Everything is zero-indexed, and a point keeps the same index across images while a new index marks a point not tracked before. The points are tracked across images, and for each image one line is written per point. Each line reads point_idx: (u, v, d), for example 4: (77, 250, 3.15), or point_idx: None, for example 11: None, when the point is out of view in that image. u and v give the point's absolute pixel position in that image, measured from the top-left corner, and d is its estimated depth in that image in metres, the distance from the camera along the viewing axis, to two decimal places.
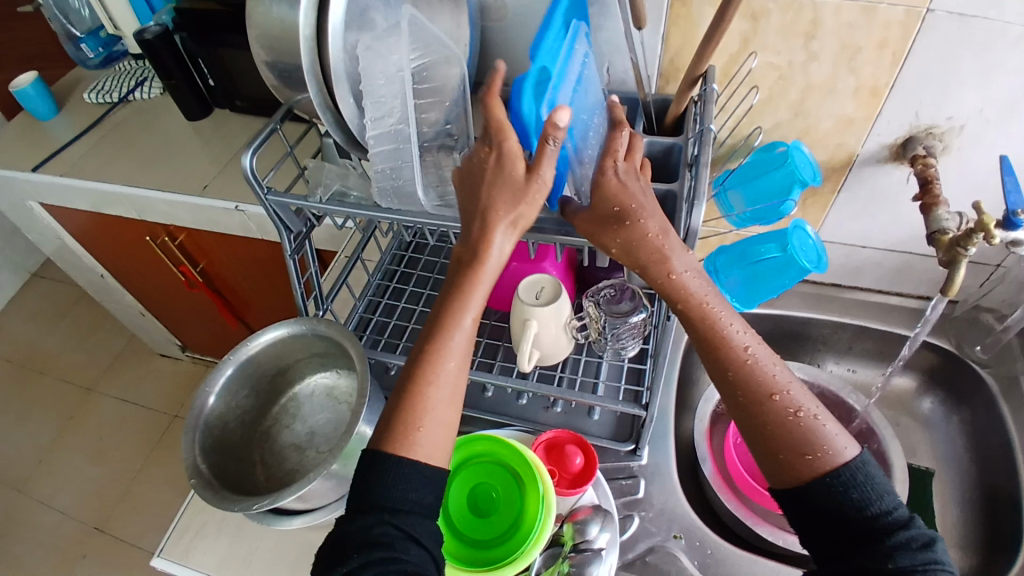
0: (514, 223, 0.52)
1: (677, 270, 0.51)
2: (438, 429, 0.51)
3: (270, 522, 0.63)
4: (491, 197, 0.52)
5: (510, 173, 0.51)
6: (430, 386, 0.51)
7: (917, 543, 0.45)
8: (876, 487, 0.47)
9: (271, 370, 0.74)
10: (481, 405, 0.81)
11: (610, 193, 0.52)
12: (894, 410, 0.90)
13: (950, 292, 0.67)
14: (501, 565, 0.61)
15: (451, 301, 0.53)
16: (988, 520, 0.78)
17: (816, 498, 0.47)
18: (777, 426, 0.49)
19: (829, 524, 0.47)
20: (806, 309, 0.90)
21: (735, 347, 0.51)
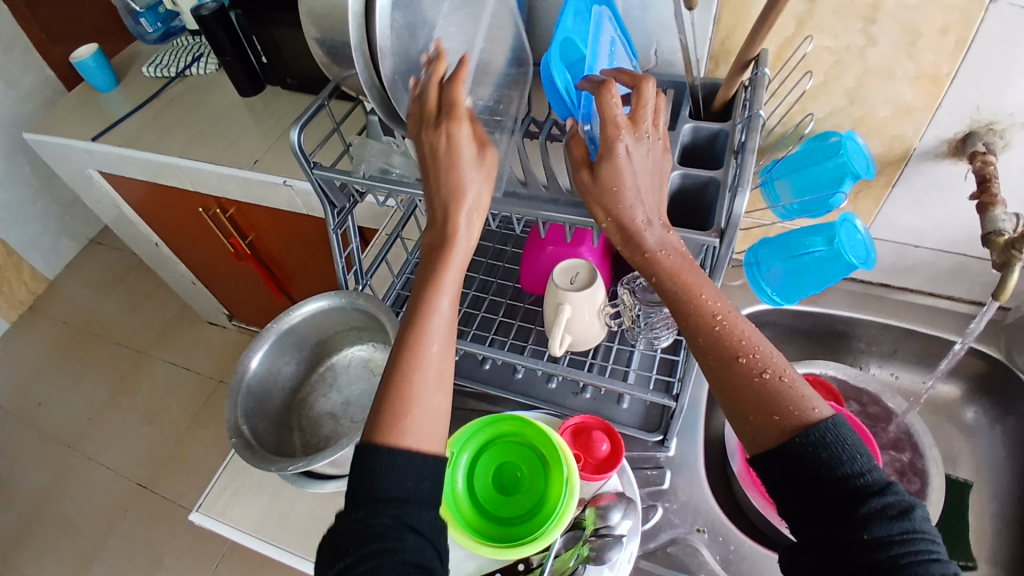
0: (473, 212, 0.56)
1: (651, 248, 0.52)
2: (426, 413, 0.51)
3: (302, 484, 0.66)
4: (450, 180, 0.55)
5: (462, 153, 0.55)
6: (415, 373, 0.52)
7: (895, 510, 0.42)
8: (848, 449, 0.44)
9: (312, 340, 0.76)
10: (511, 386, 0.81)
11: (609, 181, 0.52)
12: (936, 417, 0.87)
13: (1000, 296, 0.63)
14: (522, 543, 0.61)
15: (419, 296, 0.55)
16: None
17: (786, 460, 0.45)
18: (745, 387, 0.48)
19: (801, 489, 0.45)
20: (851, 307, 0.87)
21: (705, 312, 0.51)
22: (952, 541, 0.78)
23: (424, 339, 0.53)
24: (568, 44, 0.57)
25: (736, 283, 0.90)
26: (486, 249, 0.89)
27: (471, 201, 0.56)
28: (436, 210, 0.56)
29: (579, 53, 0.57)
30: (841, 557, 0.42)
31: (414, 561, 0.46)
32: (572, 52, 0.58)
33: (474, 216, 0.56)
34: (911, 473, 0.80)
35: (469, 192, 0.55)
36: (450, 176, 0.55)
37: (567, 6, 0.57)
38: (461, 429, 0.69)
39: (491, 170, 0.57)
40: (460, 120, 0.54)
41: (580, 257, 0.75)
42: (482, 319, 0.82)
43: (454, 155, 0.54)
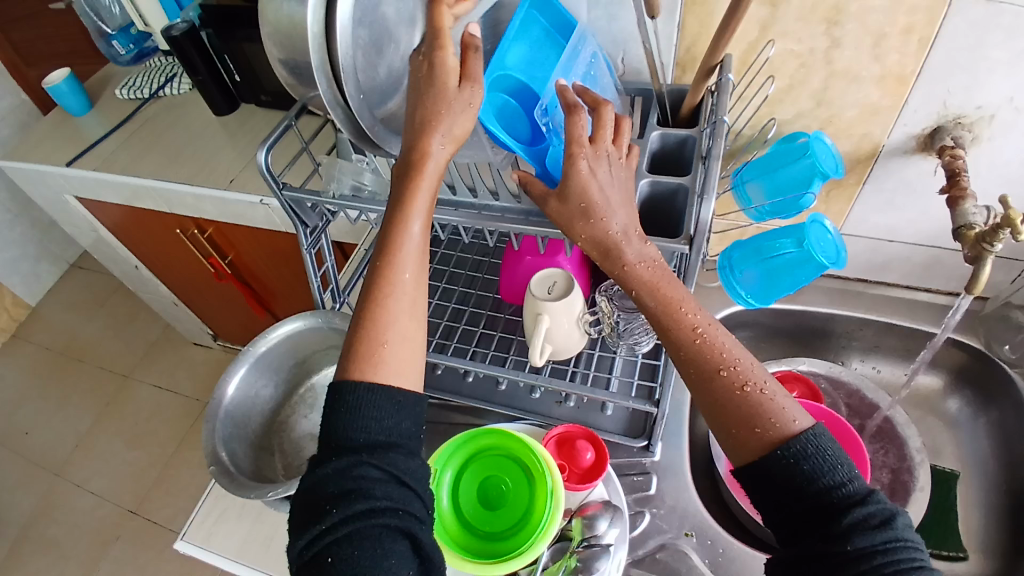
0: (450, 133, 0.51)
1: (630, 261, 0.51)
2: (400, 343, 0.51)
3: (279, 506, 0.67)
4: (426, 109, 0.51)
5: (442, 85, 0.51)
6: (389, 299, 0.51)
7: (875, 519, 0.42)
8: (829, 460, 0.44)
9: (291, 362, 0.75)
10: (494, 398, 0.81)
11: (577, 185, 0.52)
12: (919, 410, 0.87)
13: (973, 290, 0.64)
14: (511, 557, 0.61)
15: (394, 214, 0.52)
16: (1014, 527, 0.75)
17: (769, 473, 0.45)
18: (727, 402, 0.48)
19: (783, 501, 0.45)
20: (830, 304, 0.88)
21: (685, 325, 0.50)
22: (941, 534, 0.77)
23: (399, 260, 0.52)
24: (506, 79, 0.58)
25: (712, 285, 0.90)
26: (464, 261, 0.89)
27: (443, 123, 0.51)
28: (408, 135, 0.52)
29: (515, 82, 0.58)
30: (823, 568, 0.42)
31: (398, 524, 0.46)
32: (508, 82, 0.58)
33: (448, 142, 0.51)
34: (895, 467, 0.80)
35: (453, 116, 0.51)
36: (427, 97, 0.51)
37: (508, 39, 0.58)
38: (443, 447, 0.69)
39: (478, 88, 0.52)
40: (447, 47, 0.51)
41: (558, 266, 0.75)
42: (463, 332, 0.82)
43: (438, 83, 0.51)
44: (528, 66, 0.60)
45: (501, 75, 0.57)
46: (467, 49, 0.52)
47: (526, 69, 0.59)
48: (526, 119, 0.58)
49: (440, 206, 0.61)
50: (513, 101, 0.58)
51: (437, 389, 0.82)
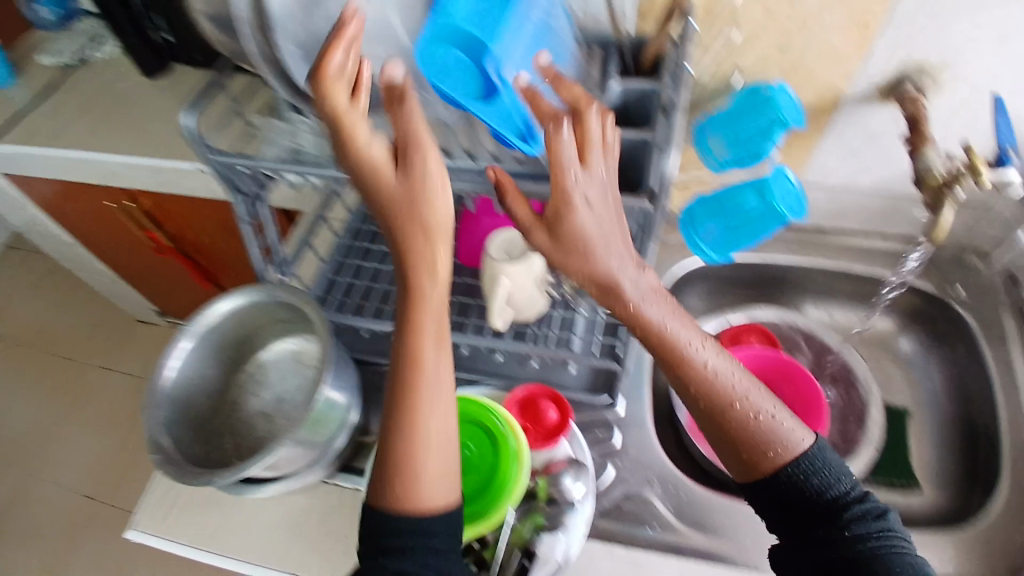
0: (429, 231, 0.51)
1: (632, 301, 0.52)
2: (435, 456, 0.54)
3: (239, 492, 0.64)
4: (405, 233, 0.51)
5: (383, 177, 0.49)
6: (420, 419, 0.54)
7: (869, 513, 0.51)
8: (834, 471, 0.52)
9: (235, 340, 0.72)
10: (455, 362, 0.79)
11: (570, 232, 0.50)
12: (873, 351, 0.87)
13: (935, 237, 0.64)
14: (475, 521, 0.62)
15: (405, 335, 0.54)
16: (968, 458, 0.77)
17: (782, 488, 0.52)
18: (740, 432, 0.53)
19: (793, 508, 0.52)
20: (787, 254, 0.87)
21: (695, 366, 0.53)
22: (892, 467, 0.78)
23: (421, 382, 0.54)
24: (455, 32, 0.50)
25: (674, 240, 0.88)
26: None
27: (423, 220, 0.51)
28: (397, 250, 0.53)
29: (468, 34, 0.50)
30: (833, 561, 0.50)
31: None
32: (457, 37, 0.50)
33: (433, 238, 0.52)
34: (850, 409, 0.82)
35: (418, 208, 0.50)
36: (394, 205, 0.50)
37: None
38: None
39: (432, 162, 0.50)
40: (360, 123, 0.48)
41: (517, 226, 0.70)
42: None
43: (376, 174, 0.49)
44: (482, 16, 0.51)
45: (450, 27, 0.50)
46: (394, 105, 0.49)
47: (479, 19, 0.51)
48: (479, 71, 0.51)
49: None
50: (467, 54, 0.51)
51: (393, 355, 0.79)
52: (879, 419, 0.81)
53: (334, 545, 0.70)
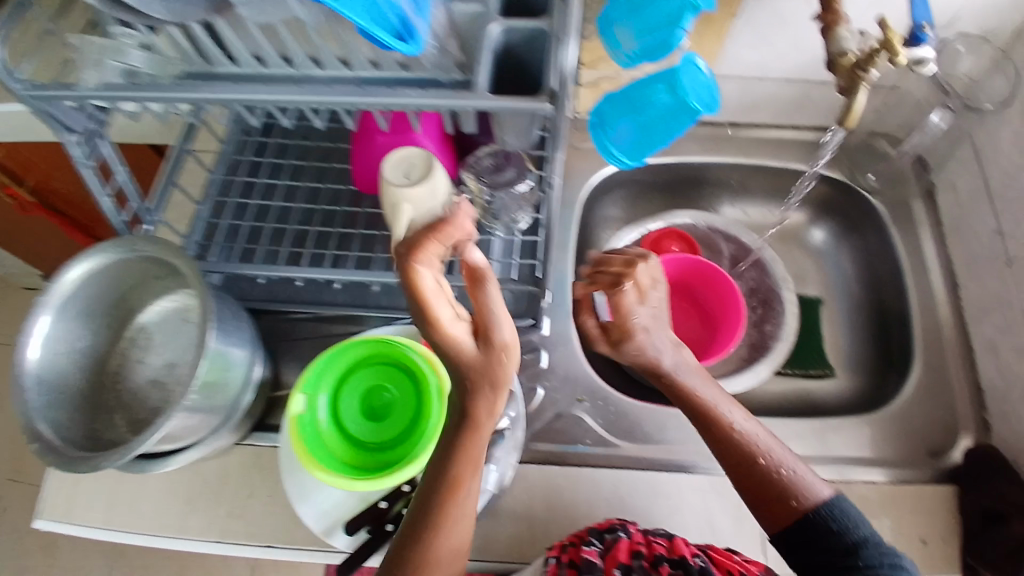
0: (494, 385, 0.48)
1: (666, 368, 0.61)
2: (448, 558, 0.52)
3: (152, 468, 0.59)
4: (458, 371, 0.48)
5: (458, 348, 0.48)
6: (442, 525, 0.51)
7: (884, 558, 0.51)
8: (853, 520, 0.53)
9: (106, 305, 0.62)
10: (370, 303, 0.72)
11: (621, 328, 0.62)
12: (787, 245, 0.87)
13: (847, 124, 0.58)
14: (400, 467, 0.57)
15: (450, 451, 0.50)
16: (880, 338, 0.79)
17: (803, 535, 0.53)
18: (765, 484, 0.55)
19: (811, 552, 0.53)
20: (703, 153, 0.83)
21: (725, 424, 0.58)
22: (808, 357, 0.81)
23: (459, 492, 0.51)
24: None
25: (587, 147, 0.82)
26: (310, 149, 0.73)
27: (488, 379, 0.48)
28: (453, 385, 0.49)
29: None
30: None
31: None
32: None
33: (496, 389, 0.49)
34: (767, 304, 0.82)
35: (491, 373, 0.48)
36: (453, 348, 0.48)
37: None
38: (310, 369, 0.61)
39: (502, 345, 0.49)
40: (436, 300, 0.47)
41: (417, 143, 0.64)
42: (317, 234, 0.70)
43: (435, 321, 0.47)
44: None
45: None
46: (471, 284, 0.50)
47: None
48: None
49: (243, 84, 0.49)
50: None
51: (297, 301, 0.72)
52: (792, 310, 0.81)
53: (259, 505, 0.66)
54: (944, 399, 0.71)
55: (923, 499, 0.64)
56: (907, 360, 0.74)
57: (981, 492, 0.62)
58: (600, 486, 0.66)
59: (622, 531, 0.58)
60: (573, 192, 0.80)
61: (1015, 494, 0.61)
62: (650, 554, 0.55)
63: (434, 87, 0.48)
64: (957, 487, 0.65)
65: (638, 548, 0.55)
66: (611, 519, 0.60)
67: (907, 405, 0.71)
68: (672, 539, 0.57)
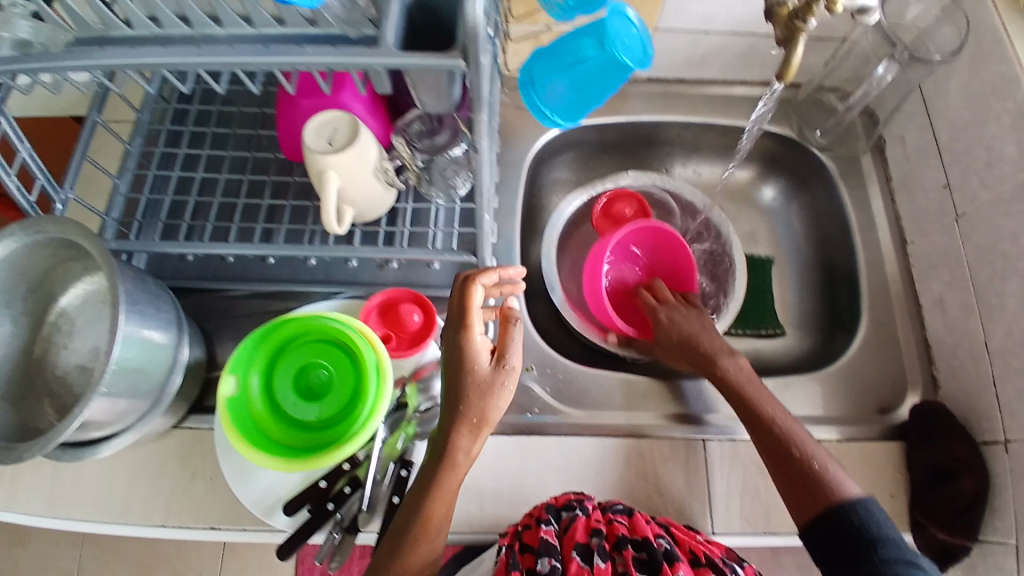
0: (478, 425, 0.51)
1: (723, 368, 0.63)
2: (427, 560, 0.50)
3: (85, 455, 0.56)
4: (460, 386, 0.51)
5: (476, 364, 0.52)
6: (428, 517, 0.50)
7: (901, 562, 0.49)
8: (876, 522, 0.51)
9: (19, 290, 0.57)
10: (304, 277, 0.70)
11: (666, 329, 0.69)
12: (736, 204, 0.85)
13: (784, 79, 0.54)
14: (342, 444, 0.56)
15: (446, 450, 0.51)
16: (828, 297, 0.79)
17: (828, 524, 0.52)
18: (798, 474, 0.55)
19: (828, 542, 0.51)
20: (652, 111, 0.80)
21: (765, 415, 0.59)
22: (760, 317, 0.80)
23: (445, 489, 0.51)
24: None
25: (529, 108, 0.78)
26: (232, 115, 0.69)
27: (474, 414, 0.51)
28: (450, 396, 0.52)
29: None
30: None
31: None
32: None
33: (478, 429, 0.51)
34: (718, 267, 0.81)
35: (489, 398, 0.51)
36: (473, 365, 0.51)
37: None
38: (240, 349, 0.59)
39: (511, 382, 0.53)
40: (478, 322, 0.53)
41: (343, 107, 0.60)
42: (246, 207, 0.67)
43: (470, 343, 0.52)
44: None
45: None
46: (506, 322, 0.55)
47: None
48: None
49: (138, 47, 0.45)
50: None
51: (233, 276, 0.70)
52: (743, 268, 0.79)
53: (202, 488, 0.64)
54: (890, 357, 0.71)
55: (870, 455, 0.65)
56: (857, 319, 0.74)
57: (928, 448, 0.63)
58: (547, 454, 0.65)
59: (579, 508, 0.57)
60: (517, 156, 0.77)
61: (961, 449, 0.62)
62: (611, 533, 0.54)
63: (344, 44, 0.44)
64: (904, 443, 0.65)
65: (597, 526, 0.54)
66: (568, 496, 0.60)
67: (856, 361, 0.71)
68: (632, 516, 0.56)
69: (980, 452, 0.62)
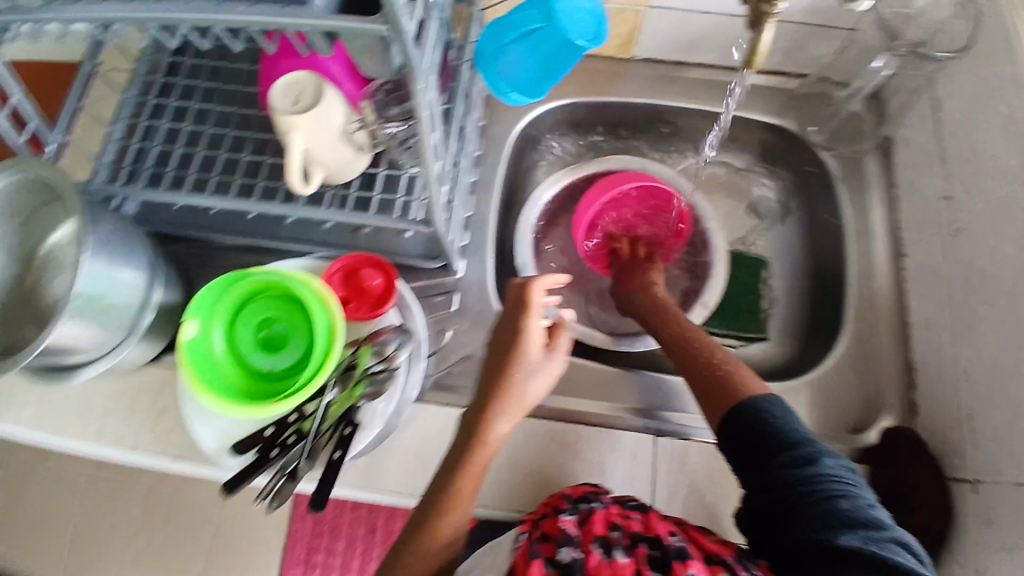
0: (518, 409, 0.54)
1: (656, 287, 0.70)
2: (454, 534, 0.52)
3: (62, 379, 0.60)
4: (505, 370, 0.55)
5: (529, 348, 0.55)
6: (455, 483, 0.53)
7: (808, 458, 0.50)
8: (772, 416, 0.52)
9: (13, 225, 0.59)
10: (281, 235, 0.73)
11: (623, 271, 0.74)
12: (732, 198, 0.81)
13: (753, 66, 0.52)
14: (285, 396, 0.56)
15: (475, 422, 0.54)
16: (816, 304, 0.76)
17: (735, 426, 0.53)
18: (709, 375, 0.57)
19: (744, 449, 0.52)
20: (646, 94, 0.77)
21: (683, 331, 0.63)
22: (742, 319, 0.77)
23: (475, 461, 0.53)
24: None
25: None
26: (222, 72, 0.73)
27: (516, 396, 0.54)
28: (485, 379, 0.55)
29: None
30: (774, 503, 0.49)
31: None
32: None
33: (514, 411, 0.54)
34: (702, 261, 0.78)
35: (529, 382, 0.55)
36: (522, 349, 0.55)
37: None
38: (199, 296, 0.60)
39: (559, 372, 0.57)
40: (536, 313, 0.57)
41: (319, 67, 0.59)
42: (227, 162, 0.70)
43: (524, 332, 0.55)
44: None
45: None
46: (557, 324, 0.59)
47: None
48: None
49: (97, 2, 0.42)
50: None
51: (215, 228, 0.74)
52: (723, 270, 0.77)
53: (170, 422, 0.69)
54: (868, 374, 0.67)
55: None
56: (840, 329, 0.70)
57: (891, 475, 0.59)
58: None
59: (596, 501, 0.56)
60: (502, 131, 0.76)
61: (926, 479, 0.58)
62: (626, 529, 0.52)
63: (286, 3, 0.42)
64: (866, 467, 0.62)
65: (615, 521, 0.53)
66: (585, 487, 0.58)
67: (831, 375, 0.67)
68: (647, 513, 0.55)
69: (947, 486, 0.57)
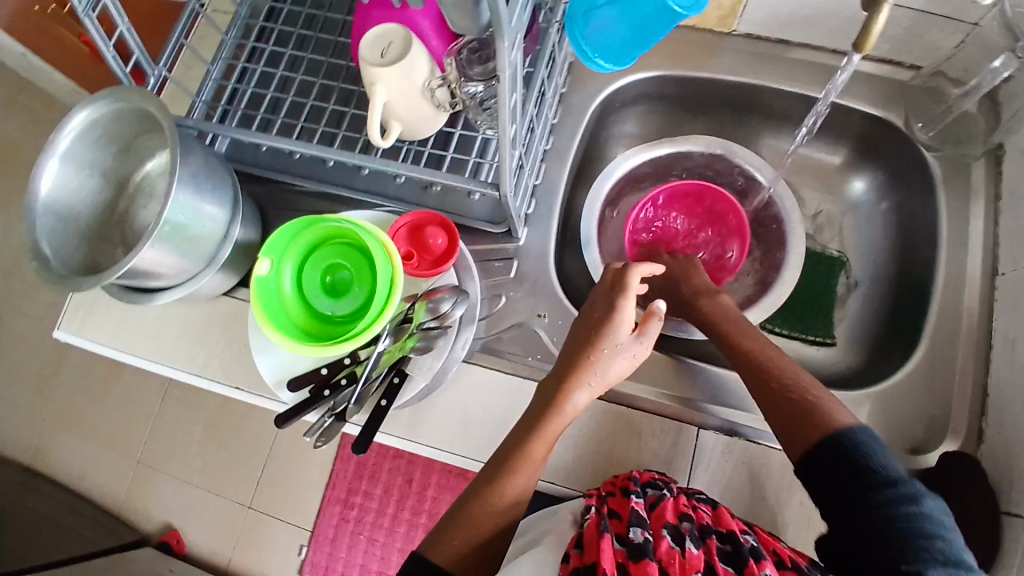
0: (600, 384, 0.57)
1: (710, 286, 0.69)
2: (521, 494, 0.54)
3: (144, 301, 0.64)
4: (593, 345, 0.57)
5: (618, 327, 0.58)
6: (529, 447, 0.55)
7: (909, 498, 0.49)
8: (871, 453, 0.50)
9: (111, 151, 0.62)
10: (356, 185, 0.75)
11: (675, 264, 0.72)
12: (820, 193, 0.80)
13: (862, 49, 0.49)
14: (342, 341, 0.59)
15: (556, 390, 0.56)
16: (891, 313, 0.72)
17: (826, 454, 0.51)
18: (773, 377, 0.57)
19: (835, 479, 0.51)
20: (742, 71, 0.73)
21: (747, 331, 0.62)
22: (808, 320, 0.74)
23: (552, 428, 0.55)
24: None
25: None
26: (317, 20, 0.74)
27: (599, 372, 0.57)
28: (570, 354, 0.58)
29: None
30: (865, 537, 0.49)
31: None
32: None
33: (596, 385, 0.57)
34: (776, 257, 0.76)
35: (612, 359, 0.57)
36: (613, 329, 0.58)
37: None
38: (279, 234, 0.63)
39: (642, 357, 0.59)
40: (631, 299, 0.59)
41: (410, 22, 0.61)
42: (313, 109, 0.73)
43: (618, 315, 0.58)
44: None
45: None
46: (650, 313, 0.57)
47: None
48: None
49: None
50: None
51: (295, 173, 0.76)
52: (795, 267, 0.74)
53: (236, 352, 0.73)
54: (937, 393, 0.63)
55: None
56: (914, 342, 0.66)
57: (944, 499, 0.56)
58: None
59: (665, 489, 0.57)
60: (582, 100, 0.75)
61: (978, 510, 0.55)
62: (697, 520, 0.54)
63: None
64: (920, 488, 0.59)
65: (685, 511, 0.54)
66: (653, 474, 0.60)
67: (898, 389, 0.64)
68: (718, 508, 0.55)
69: (997, 518, 0.55)
